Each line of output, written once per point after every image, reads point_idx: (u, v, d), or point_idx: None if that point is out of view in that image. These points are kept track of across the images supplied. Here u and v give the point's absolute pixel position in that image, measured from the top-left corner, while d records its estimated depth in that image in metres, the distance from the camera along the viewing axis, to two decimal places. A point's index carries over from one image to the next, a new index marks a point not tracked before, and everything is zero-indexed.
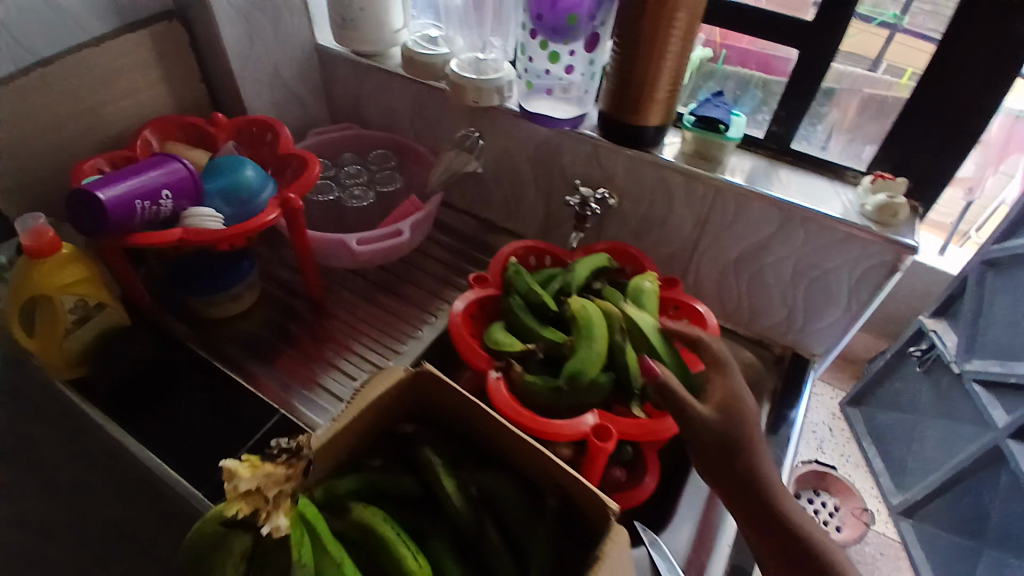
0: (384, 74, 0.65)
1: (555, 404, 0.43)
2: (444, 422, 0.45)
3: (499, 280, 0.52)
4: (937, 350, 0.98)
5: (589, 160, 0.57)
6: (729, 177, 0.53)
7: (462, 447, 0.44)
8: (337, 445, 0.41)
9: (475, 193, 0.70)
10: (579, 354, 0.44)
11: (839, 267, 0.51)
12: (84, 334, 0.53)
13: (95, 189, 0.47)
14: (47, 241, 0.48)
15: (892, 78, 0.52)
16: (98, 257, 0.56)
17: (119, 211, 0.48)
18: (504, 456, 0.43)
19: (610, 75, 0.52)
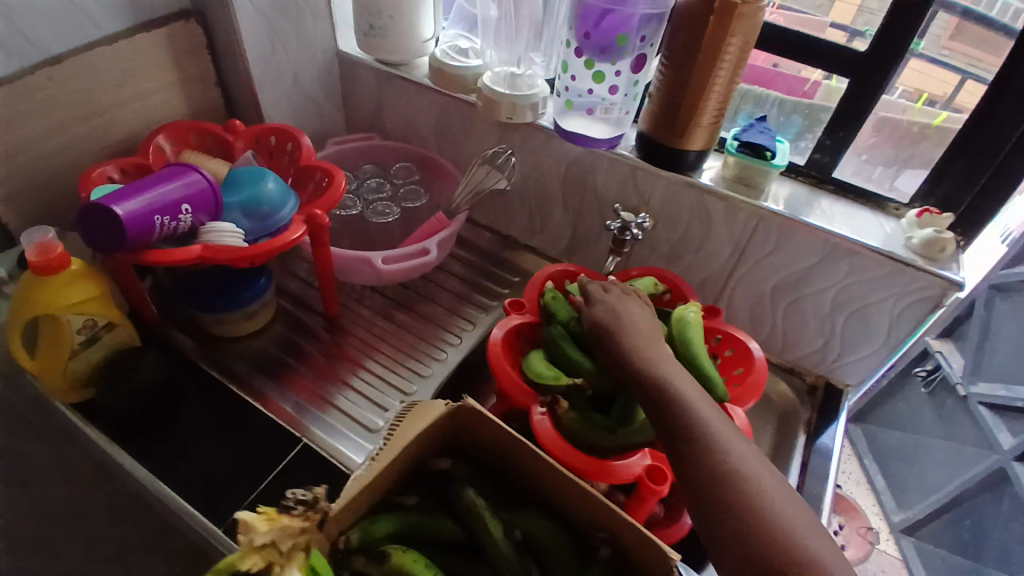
0: (409, 85, 0.63)
1: (606, 444, 0.40)
2: (481, 458, 0.42)
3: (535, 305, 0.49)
4: (943, 372, 0.99)
5: (625, 181, 0.56)
6: (771, 206, 0.51)
7: (499, 485, 0.42)
8: (376, 484, 0.37)
9: (498, 208, 0.67)
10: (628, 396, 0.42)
11: (882, 300, 0.50)
12: (90, 354, 0.49)
13: (111, 203, 0.44)
14: (55, 257, 0.45)
15: (907, 102, 0.52)
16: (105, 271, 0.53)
17: (137, 227, 0.44)
18: (547, 497, 0.41)
19: (655, 95, 0.50)
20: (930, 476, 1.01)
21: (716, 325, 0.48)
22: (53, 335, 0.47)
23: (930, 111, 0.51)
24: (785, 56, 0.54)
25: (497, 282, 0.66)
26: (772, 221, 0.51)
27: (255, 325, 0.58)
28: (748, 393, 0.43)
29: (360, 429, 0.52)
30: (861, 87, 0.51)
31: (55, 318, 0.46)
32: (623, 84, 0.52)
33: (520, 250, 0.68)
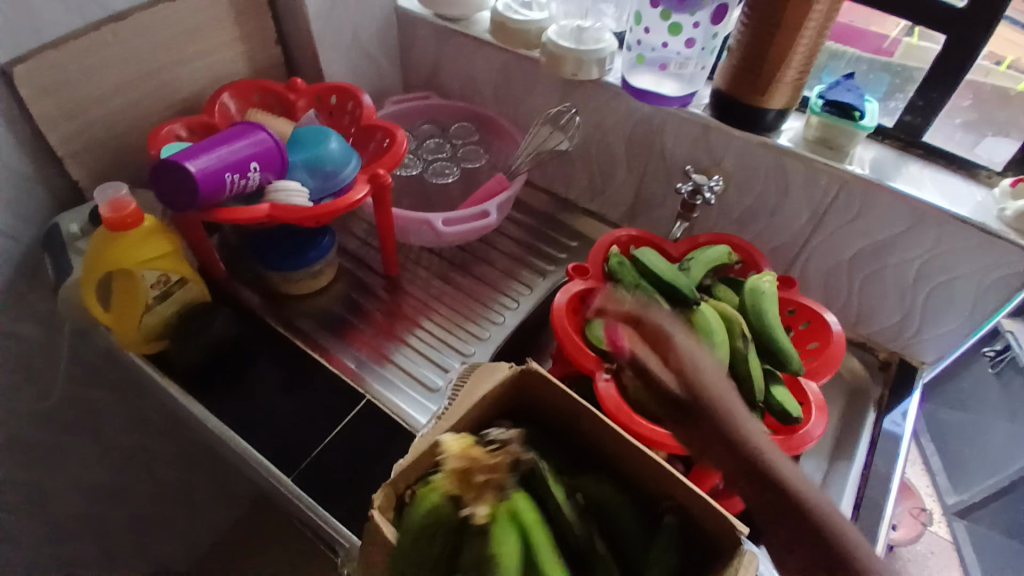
0: (470, 41, 0.61)
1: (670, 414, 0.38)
2: (548, 420, 0.40)
3: (600, 272, 0.47)
4: (1014, 352, 0.89)
5: (695, 142, 0.53)
6: (854, 168, 0.48)
7: (568, 450, 0.40)
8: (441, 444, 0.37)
9: (557, 170, 0.66)
10: None
11: (970, 273, 0.47)
12: (163, 309, 0.50)
13: (184, 159, 0.44)
14: (129, 214, 0.46)
15: (992, 65, 0.49)
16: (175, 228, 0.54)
17: (209, 184, 0.45)
18: (617, 465, 0.38)
19: (736, 51, 0.47)
20: (990, 457, 0.97)
21: (790, 296, 0.45)
22: (127, 289, 0.48)
23: (1013, 75, 0.49)
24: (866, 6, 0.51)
25: (555, 245, 0.65)
26: (855, 187, 0.48)
27: (318, 284, 0.58)
28: (826, 365, 0.42)
29: (422, 388, 0.53)
30: (961, 44, 0.47)
31: (130, 274, 0.47)
32: (701, 36, 0.50)
33: (578, 214, 0.67)
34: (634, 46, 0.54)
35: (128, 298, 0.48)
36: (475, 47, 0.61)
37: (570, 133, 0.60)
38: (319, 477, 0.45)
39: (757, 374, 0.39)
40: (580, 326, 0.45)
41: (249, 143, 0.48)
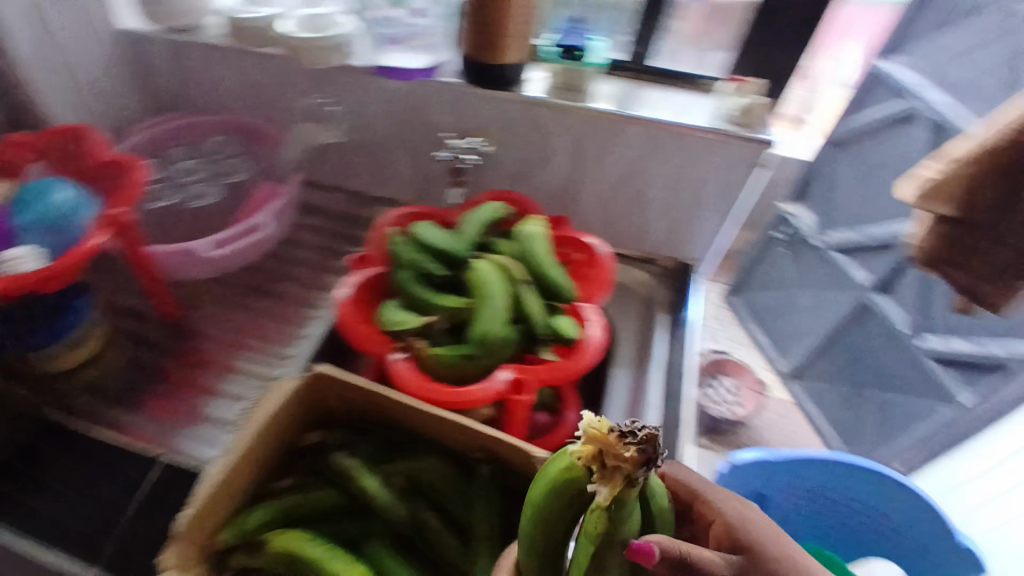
0: (206, 50, 0.57)
1: (464, 371, 0.40)
2: (350, 419, 0.42)
3: (380, 256, 0.47)
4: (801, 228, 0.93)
5: (455, 109, 0.54)
6: (596, 104, 0.52)
7: (377, 440, 0.41)
8: (239, 479, 0.35)
9: (338, 167, 0.64)
10: (482, 315, 0.40)
11: (708, 174, 0.53)
12: None
13: None
14: None
15: None
16: None
17: None
18: (424, 437, 0.40)
19: (467, 14, 0.48)
20: None
21: (563, 234, 0.49)
22: None
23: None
24: None
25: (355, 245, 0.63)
26: (602, 119, 0.51)
27: (88, 353, 0.50)
28: (598, 287, 0.46)
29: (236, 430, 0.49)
30: None
31: None
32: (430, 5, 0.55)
33: (371, 210, 0.66)
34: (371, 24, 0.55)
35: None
36: (214, 55, 0.57)
37: (336, 125, 0.60)
38: (127, 560, 0.40)
39: (536, 311, 0.42)
40: (371, 314, 0.44)
41: None
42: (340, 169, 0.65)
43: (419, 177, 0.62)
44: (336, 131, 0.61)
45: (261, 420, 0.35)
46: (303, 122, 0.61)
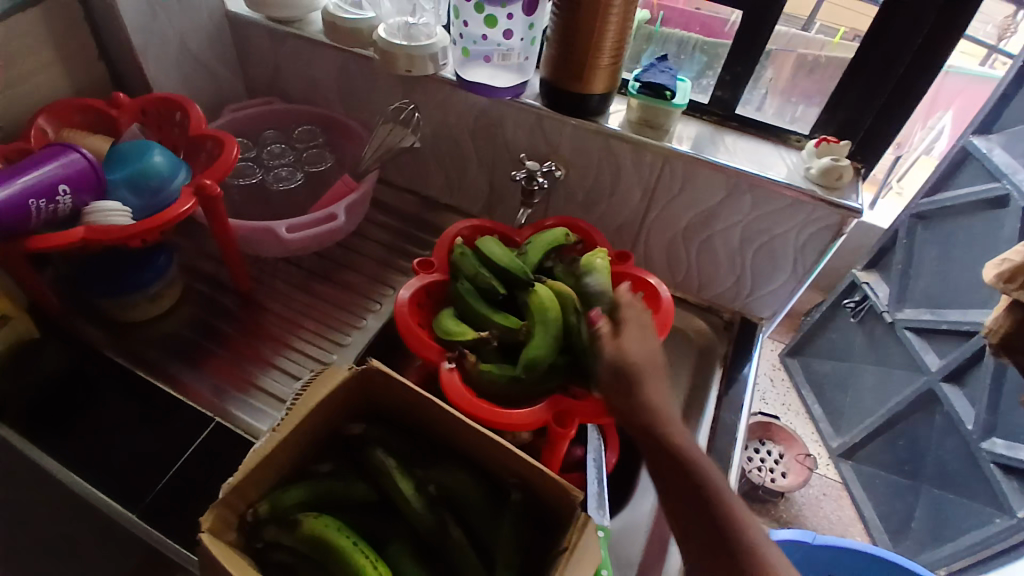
0: (681, 198, 0.75)
1: (583, 548, 0.48)
2: (541, 518, 0.53)
3: None
4: None
5: (747, 213, 0.72)
6: (807, 187, 0.68)
7: (490, 520, 0.54)
8: (466, 486, 0.55)
9: (669, 260, 0.82)
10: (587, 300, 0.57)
11: (784, 232, 0.72)
12: (337, 404, 0.56)
13: (401, 290, 0.62)
14: (400, 311, 0.61)
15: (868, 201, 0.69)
16: (398, 320, 0.61)
17: (407, 321, 0.61)
18: (497, 535, 0.53)
19: (807, 176, 0.69)
20: None
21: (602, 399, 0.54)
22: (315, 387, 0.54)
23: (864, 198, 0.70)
24: (877, 141, 0.72)
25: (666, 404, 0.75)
26: (798, 208, 0.69)
27: (502, 397, 0.58)
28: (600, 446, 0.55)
29: (512, 527, 0.52)
30: None
31: (319, 390, 0.54)
32: (743, 155, 0.72)
33: (692, 380, 0.77)
34: (710, 147, 0.72)
35: (269, 466, 0.51)
36: (682, 200, 0.75)
37: (671, 224, 0.78)
38: (421, 533, 0.54)
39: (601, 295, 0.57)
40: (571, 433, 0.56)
41: (429, 275, 0.65)
42: (702, 281, 0.82)
43: (791, 256, 0.73)
44: (734, 228, 0.74)
45: (514, 455, 0.52)
46: (712, 232, 0.76)
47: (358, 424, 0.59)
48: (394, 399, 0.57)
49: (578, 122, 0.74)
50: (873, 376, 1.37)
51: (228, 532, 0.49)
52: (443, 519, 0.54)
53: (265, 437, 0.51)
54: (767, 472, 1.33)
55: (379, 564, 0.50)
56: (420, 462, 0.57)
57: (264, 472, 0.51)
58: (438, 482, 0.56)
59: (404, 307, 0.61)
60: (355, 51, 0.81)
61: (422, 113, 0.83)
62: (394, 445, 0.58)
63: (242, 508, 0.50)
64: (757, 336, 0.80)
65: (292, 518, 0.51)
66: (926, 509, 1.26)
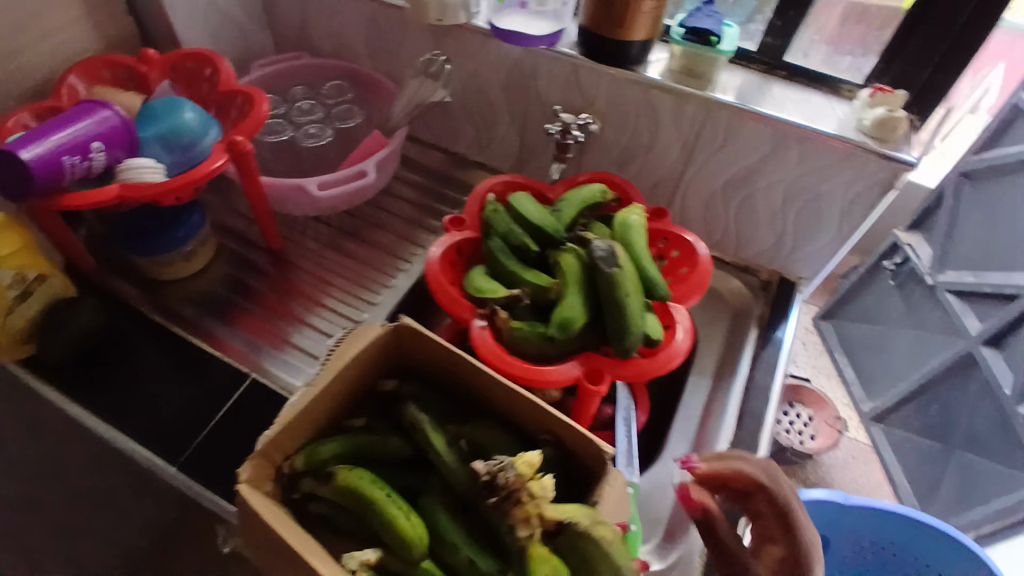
0: (722, 152, 0.72)
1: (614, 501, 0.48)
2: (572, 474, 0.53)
3: (656, 362, 0.56)
4: None
5: (792, 167, 0.69)
6: (858, 140, 0.65)
7: (521, 476, 0.54)
8: (499, 441, 0.55)
9: (707, 219, 0.80)
10: (598, 274, 0.56)
11: (830, 188, 0.69)
12: (371, 359, 0.56)
13: (432, 247, 0.61)
14: (433, 269, 0.60)
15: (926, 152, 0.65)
16: (429, 277, 0.60)
17: (438, 281, 0.60)
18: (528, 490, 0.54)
19: (859, 128, 0.65)
20: None
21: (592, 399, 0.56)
22: (349, 343, 0.54)
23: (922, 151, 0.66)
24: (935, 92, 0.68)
25: (699, 363, 0.74)
26: (847, 161, 0.66)
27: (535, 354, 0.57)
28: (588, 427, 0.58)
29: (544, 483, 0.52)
30: None
31: (353, 346, 0.54)
32: (789, 107, 0.68)
33: (726, 340, 0.76)
34: (754, 98, 0.69)
35: (304, 421, 0.52)
36: (724, 155, 0.72)
37: (711, 181, 0.75)
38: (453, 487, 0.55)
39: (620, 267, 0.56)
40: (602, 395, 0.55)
41: (460, 233, 0.64)
42: (740, 240, 0.79)
43: (835, 213, 0.71)
44: (776, 184, 0.72)
45: (544, 410, 0.52)
46: (753, 187, 0.73)
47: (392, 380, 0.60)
48: (429, 357, 0.57)
49: (616, 73, 0.71)
50: (908, 342, 1.34)
51: (265, 484, 0.51)
52: (475, 474, 0.55)
53: (299, 395, 0.52)
54: (796, 434, 1.30)
55: (411, 516, 0.51)
56: (455, 418, 0.58)
57: (298, 428, 0.52)
58: (471, 437, 0.56)
59: (435, 265, 0.60)
60: (385, 2, 0.79)
61: (452, 66, 0.81)
62: (429, 401, 0.58)
63: (279, 461, 0.52)
64: (795, 297, 0.78)
65: (327, 471, 0.53)
66: (958, 474, 1.24)
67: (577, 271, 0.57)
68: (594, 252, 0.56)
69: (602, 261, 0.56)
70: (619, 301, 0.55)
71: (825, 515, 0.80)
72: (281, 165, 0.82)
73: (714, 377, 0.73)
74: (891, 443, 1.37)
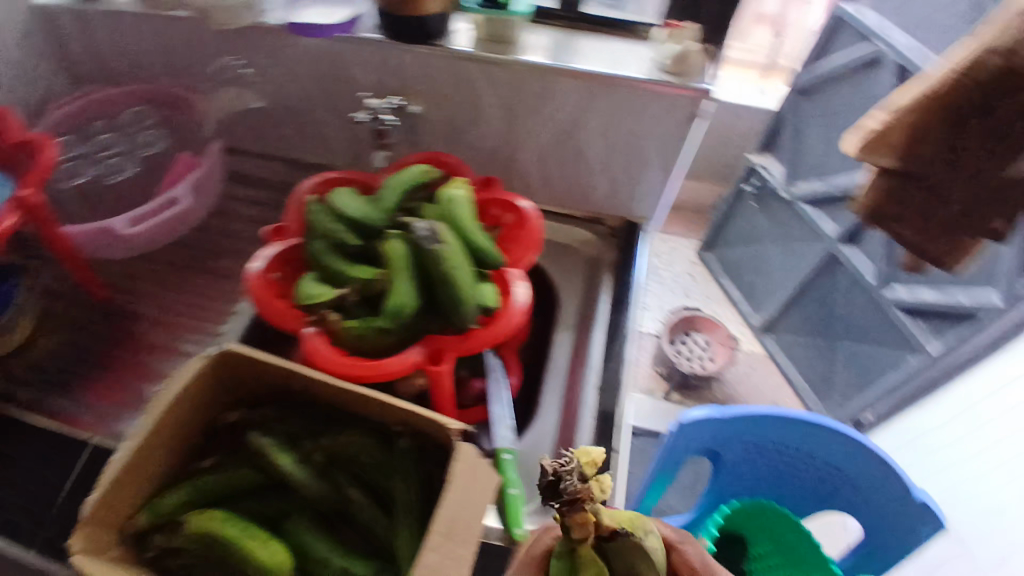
0: (541, 111, 0.73)
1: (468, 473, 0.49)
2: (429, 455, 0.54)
3: (498, 330, 0.57)
4: None
5: (606, 115, 0.71)
6: (661, 80, 0.66)
7: (380, 472, 0.54)
8: (353, 444, 0.55)
9: (546, 179, 0.81)
10: (424, 254, 0.55)
11: (645, 128, 0.71)
12: (202, 395, 0.53)
13: (251, 262, 0.59)
14: (256, 285, 0.58)
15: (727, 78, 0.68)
16: (252, 295, 0.58)
17: (263, 295, 0.58)
18: (390, 483, 0.54)
19: (659, 68, 0.67)
20: None
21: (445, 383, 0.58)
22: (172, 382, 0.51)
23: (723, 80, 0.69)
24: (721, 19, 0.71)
25: (561, 319, 0.76)
26: (653, 99, 0.68)
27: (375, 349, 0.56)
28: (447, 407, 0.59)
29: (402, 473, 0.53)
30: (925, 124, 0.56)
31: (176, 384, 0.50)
32: (595, 57, 0.69)
33: (584, 291, 0.78)
34: (559, 53, 0.69)
35: (137, 473, 0.49)
36: (543, 114, 0.73)
37: (540, 141, 0.76)
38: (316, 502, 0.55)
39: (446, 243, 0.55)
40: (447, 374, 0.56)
41: (282, 242, 0.62)
42: (581, 193, 0.81)
43: (655, 151, 0.73)
44: (597, 134, 0.73)
45: (385, 403, 0.51)
46: (578, 140, 0.75)
47: (233, 412, 0.57)
48: (266, 378, 0.55)
49: (418, 50, 0.69)
50: (780, 255, 1.43)
51: (112, 548, 0.47)
52: (335, 481, 0.55)
53: (120, 449, 0.48)
54: (698, 361, 1.39)
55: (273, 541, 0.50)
56: (307, 431, 0.57)
57: (134, 482, 0.49)
58: (323, 449, 0.55)
59: (257, 281, 0.58)
60: (168, 15, 0.74)
61: (255, 71, 0.77)
62: (275, 422, 0.57)
63: (121, 520, 0.48)
64: (639, 235, 0.81)
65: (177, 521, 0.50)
66: (846, 365, 1.34)
67: (404, 256, 0.56)
68: (417, 233, 0.55)
69: (426, 241, 0.54)
70: (447, 279, 0.54)
71: (707, 433, 0.80)
72: (96, 210, 0.78)
73: (576, 329, 0.75)
74: (784, 349, 1.47)
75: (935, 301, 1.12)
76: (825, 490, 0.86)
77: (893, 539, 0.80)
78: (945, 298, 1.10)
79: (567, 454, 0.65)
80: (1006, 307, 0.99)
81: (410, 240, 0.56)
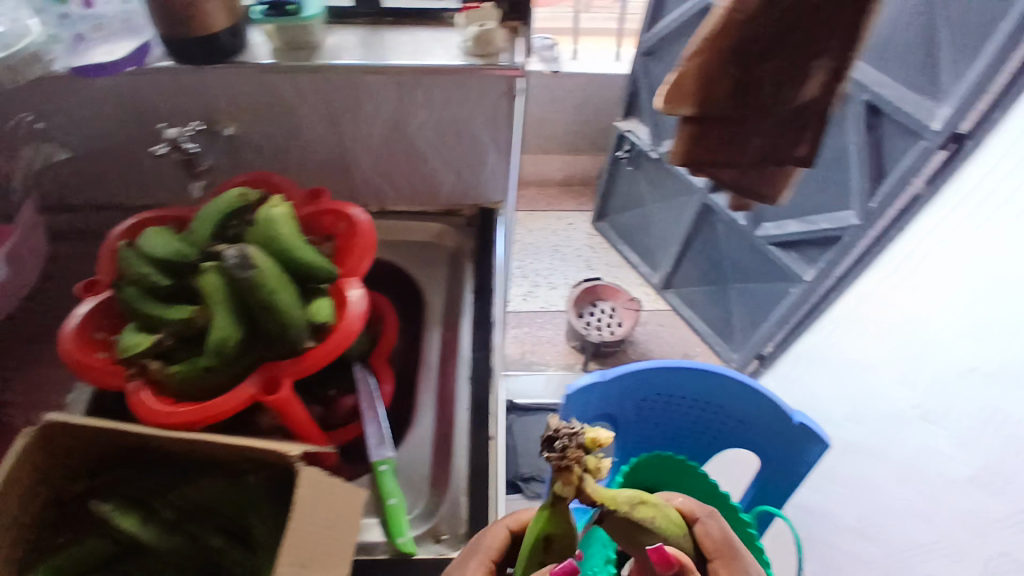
0: (364, 112, 0.71)
1: (315, 495, 0.45)
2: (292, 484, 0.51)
3: (336, 346, 0.55)
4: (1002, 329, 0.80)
5: (428, 106, 0.70)
6: (470, 62, 0.65)
7: (249, 508, 0.51)
8: (212, 486, 0.52)
9: (392, 179, 0.79)
10: (239, 282, 0.52)
11: (471, 113, 0.71)
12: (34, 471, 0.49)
13: (62, 325, 0.55)
14: (71, 347, 0.54)
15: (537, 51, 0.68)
16: (69, 358, 0.54)
17: (79, 357, 0.54)
18: (258, 519, 0.51)
19: (466, 49, 0.66)
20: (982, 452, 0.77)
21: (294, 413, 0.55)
22: None
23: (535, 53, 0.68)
24: None
25: (430, 317, 0.75)
26: (469, 82, 0.67)
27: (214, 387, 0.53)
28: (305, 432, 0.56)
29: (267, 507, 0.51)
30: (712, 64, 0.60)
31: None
32: (400, 50, 0.67)
33: (449, 284, 0.77)
34: (363, 52, 0.67)
35: None
36: (367, 114, 0.71)
37: (372, 143, 0.74)
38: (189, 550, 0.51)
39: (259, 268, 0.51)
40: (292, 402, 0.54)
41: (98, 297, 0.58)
42: (430, 187, 0.80)
43: (488, 133, 0.73)
44: (427, 126, 0.72)
45: (218, 442, 0.48)
46: (410, 135, 0.73)
47: (77, 482, 0.52)
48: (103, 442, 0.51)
49: (215, 70, 0.65)
50: (664, 212, 1.48)
51: None
52: (204, 529, 0.52)
53: None
54: (606, 328, 1.42)
55: None
56: (166, 483, 0.53)
57: None
58: (178, 503, 0.52)
59: (70, 342, 0.54)
60: None
61: (50, 120, 0.71)
62: (126, 483, 0.53)
63: None
64: (496, 219, 0.81)
65: None
66: (740, 304, 1.41)
67: (218, 287, 0.52)
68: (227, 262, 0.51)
69: (236, 270, 0.51)
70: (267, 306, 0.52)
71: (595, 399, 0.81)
72: None
73: (446, 324, 0.74)
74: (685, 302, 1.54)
75: (801, 231, 1.20)
76: (718, 429, 0.89)
77: (785, 460, 0.83)
78: (810, 227, 1.18)
79: (448, 450, 0.64)
80: (863, 224, 1.07)
81: (222, 269, 0.52)
